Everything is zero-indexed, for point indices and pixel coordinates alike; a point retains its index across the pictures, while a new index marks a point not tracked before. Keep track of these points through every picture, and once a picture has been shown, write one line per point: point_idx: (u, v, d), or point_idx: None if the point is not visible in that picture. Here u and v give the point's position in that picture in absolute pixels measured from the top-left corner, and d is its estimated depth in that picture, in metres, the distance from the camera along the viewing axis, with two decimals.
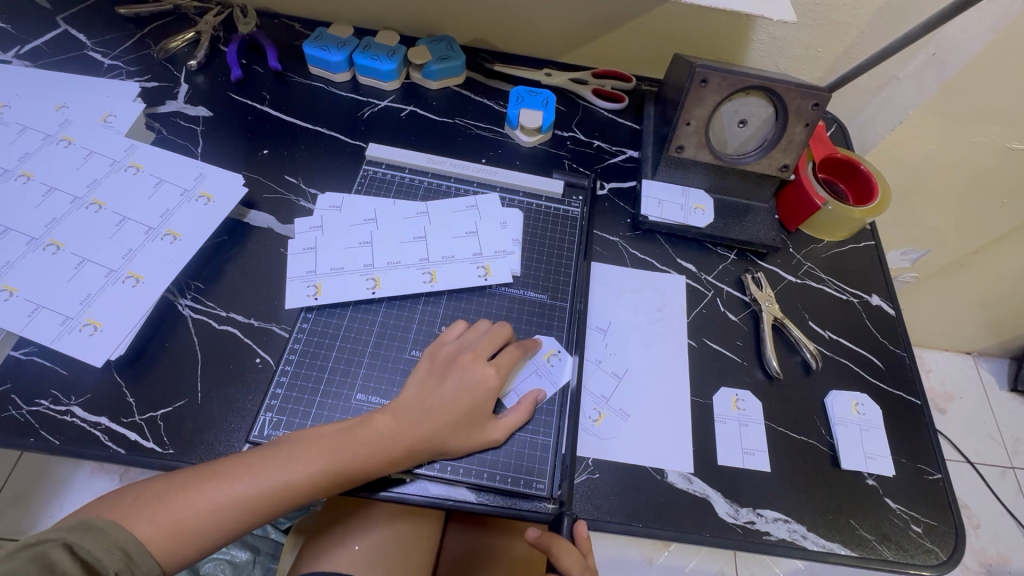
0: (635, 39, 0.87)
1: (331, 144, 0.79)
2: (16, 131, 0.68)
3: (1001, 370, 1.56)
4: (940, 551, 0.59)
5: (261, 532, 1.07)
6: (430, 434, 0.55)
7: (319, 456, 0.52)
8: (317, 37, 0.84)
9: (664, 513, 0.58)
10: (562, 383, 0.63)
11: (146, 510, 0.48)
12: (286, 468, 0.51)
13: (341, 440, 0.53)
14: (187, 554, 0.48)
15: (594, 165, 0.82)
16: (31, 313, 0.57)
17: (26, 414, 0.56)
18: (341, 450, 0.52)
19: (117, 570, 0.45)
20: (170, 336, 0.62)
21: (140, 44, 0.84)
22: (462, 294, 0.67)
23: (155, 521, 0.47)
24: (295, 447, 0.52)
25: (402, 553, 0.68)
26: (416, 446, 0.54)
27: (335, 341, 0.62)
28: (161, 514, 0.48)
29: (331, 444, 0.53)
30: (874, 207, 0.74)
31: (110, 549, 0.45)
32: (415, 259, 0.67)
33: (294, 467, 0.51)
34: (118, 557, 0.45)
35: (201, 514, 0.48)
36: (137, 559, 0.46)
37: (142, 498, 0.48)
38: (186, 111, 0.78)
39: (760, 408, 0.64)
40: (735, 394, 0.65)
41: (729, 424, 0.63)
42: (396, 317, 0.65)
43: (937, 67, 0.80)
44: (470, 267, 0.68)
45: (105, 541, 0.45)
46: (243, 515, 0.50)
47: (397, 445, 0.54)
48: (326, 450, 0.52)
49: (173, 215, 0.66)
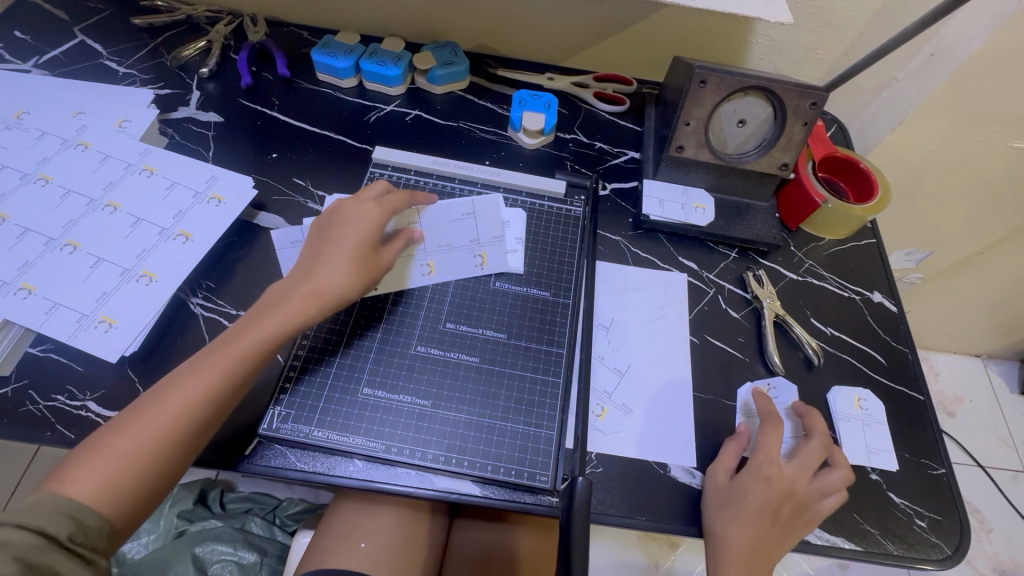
0: (635, 43, 0.89)
1: (338, 147, 0.80)
2: (35, 136, 0.70)
3: (1011, 373, 1.54)
4: (944, 545, 0.59)
5: (267, 534, 1.12)
6: (333, 273, 0.58)
7: (221, 358, 0.53)
8: (324, 44, 0.86)
9: (667, 507, 0.58)
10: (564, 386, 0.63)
11: (69, 473, 0.46)
12: (193, 376, 0.52)
13: (236, 333, 0.55)
14: (124, 500, 0.46)
15: (596, 167, 0.83)
16: (49, 310, 0.59)
17: (42, 409, 0.57)
18: (238, 338, 0.54)
19: (69, 534, 0.42)
20: (181, 333, 0.63)
21: (153, 53, 0.86)
22: (464, 285, 0.68)
23: (80, 476, 0.46)
24: (193, 364, 0.53)
25: (410, 550, 0.69)
26: (315, 291, 0.57)
27: (343, 323, 0.64)
28: (85, 469, 0.46)
29: (228, 340, 0.54)
30: (874, 204, 0.74)
31: (56, 517, 0.43)
32: (421, 242, 0.70)
33: (199, 377, 0.51)
34: (64, 522, 0.43)
35: (124, 453, 0.47)
36: (84, 520, 0.44)
37: (65, 465, 0.46)
38: (198, 117, 0.81)
39: (793, 392, 0.65)
40: (763, 388, 0.65)
41: (755, 420, 0.63)
42: (403, 301, 0.67)
43: (937, 66, 0.81)
44: (469, 255, 0.69)
45: (46, 511, 0.42)
46: (171, 437, 0.49)
47: (292, 309, 0.56)
48: (226, 349, 0.54)
49: (185, 216, 0.67)
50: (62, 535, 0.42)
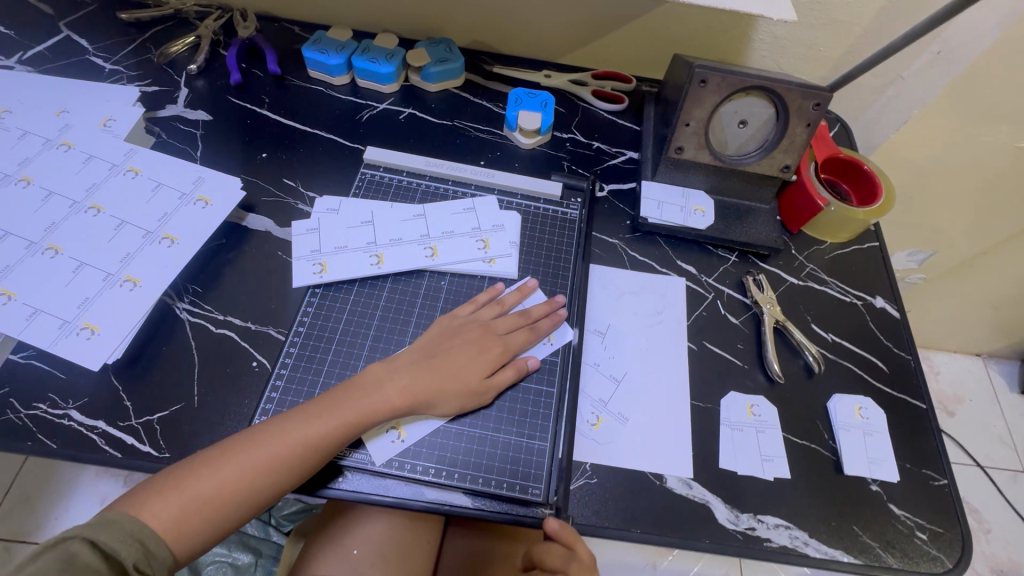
0: (634, 40, 0.87)
1: (330, 147, 0.79)
2: (16, 136, 0.69)
3: (1011, 372, 1.53)
4: (945, 558, 0.57)
5: (263, 535, 1.08)
6: (433, 382, 0.58)
7: (313, 425, 0.53)
8: (316, 40, 0.84)
9: (663, 519, 0.57)
10: (558, 395, 0.62)
11: (157, 494, 0.48)
12: (290, 432, 0.52)
13: (333, 404, 0.55)
14: (197, 536, 0.49)
15: (593, 167, 0.81)
16: (30, 316, 0.57)
17: (24, 417, 0.56)
18: (329, 414, 0.54)
19: (135, 561, 0.45)
20: (167, 339, 0.62)
21: (141, 49, 0.84)
22: (463, 273, 0.68)
23: (166, 500, 0.48)
24: (286, 421, 0.53)
25: (401, 558, 0.68)
26: (416, 393, 0.57)
27: (341, 315, 0.64)
28: (171, 493, 0.48)
29: (338, 400, 0.55)
30: (878, 208, 0.73)
31: (127, 541, 0.45)
32: (416, 236, 0.69)
33: (297, 430, 0.53)
34: (134, 547, 0.45)
35: (208, 491, 0.49)
36: (153, 549, 0.46)
37: (153, 483, 0.49)
38: (185, 115, 0.79)
39: (775, 413, 0.63)
40: (749, 400, 0.64)
41: (746, 431, 0.62)
42: (401, 293, 0.66)
43: (943, 65, 0.79)
44: (469, 240, 0.70)
45: (121, 533, 0.45)
46: (250, 487, 0.50)
47: (396, 397, 0.56)
48: (318, 419, 0.53)
49: (171, 219, 0.66)
50: (129, 562, 0.44)
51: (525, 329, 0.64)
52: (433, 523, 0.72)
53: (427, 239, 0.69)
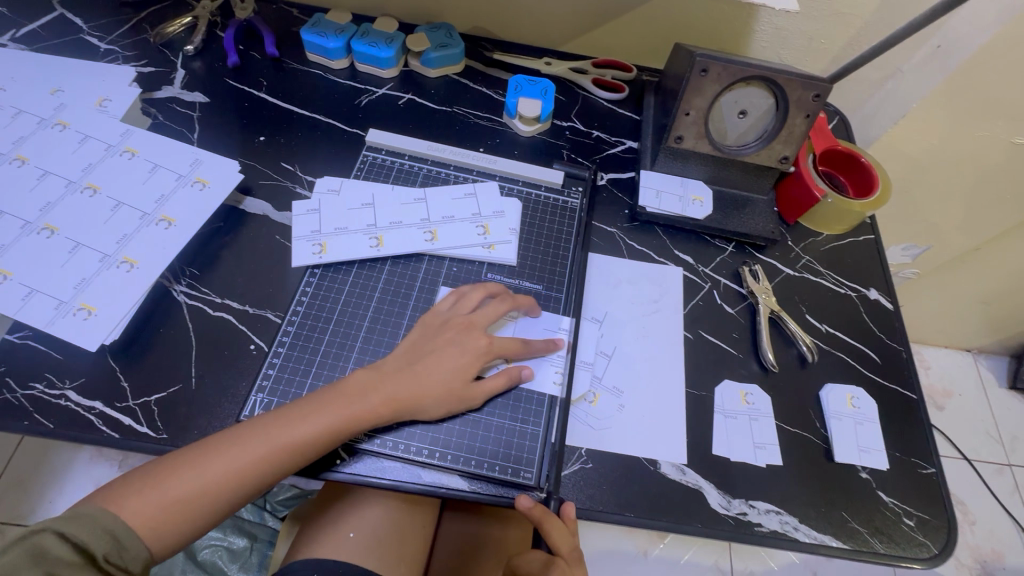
0: (635, 28, 0.86)
1: (329, 131, 0.78)
2: (10, 114, 0.68)
3: (1000, 368, 1.55)
4: (931, 544, 0.58)
5: (258, 519, 1.08)
6: (412, 390, 0.56)
7: (293, 424, 0.52)
8: (315, 23, 0.83)
9: (655, 503, 0.57)
10: (548, 401, 0.61)
11: (136, 492, 0.48)
12: (273, 434, 0.52)
13: (314, 406, 0.54)
14: (178, 532, 0.48)
15: (592, 156, 0.81)
16: (25, 297, 0.57)
17: (20, 397, 0.56)
18: (310, 415, 0.53)
19: (105, 552, 0.45)
20: (164, 321, 0.62)
21: (136, 29, 0.83)
22: (461, 258, 0.68)
23: (144, 498, 0.48)
24: (266, 421, 0.53)
25: (396, 540, 0.68)
26: (398, 399, 0.56)
27: (339, 296, 0.64)
28: (151, 491, 0.48)
29: (326, 402, 0.54)
30: (874, 200, 0.73)
31: (97, 533, 0.45)
32: (416, 219, 0.69)
33: (279, 430, 0.52)
34: (104, 539, 0.45)
35: (189, 488, 0.49)
36: (125, 541, 0.46)
37: (131, 480, 0.49)
38: (182, 96, 0.78)
39: (769, 402, 0.64)
40: (743, 388, 0.65)
41: (739, 419, 0.63)
42: (401, 277, 0.66)
43: (942, 59, 0.80)
44: (469, 226, 0.70)
45: (92, 526, 0.45)
46: (233, 485, 0.50)
47: (379, 398, 0.55)
48: (299, 418, 0.53)
49: (168, 201, 0.65)
50: (99, 553, 0.44)
51: (515, 322, 0.62)
52: (429, 506, 0.73)
53: (426, 223, 0.69)
